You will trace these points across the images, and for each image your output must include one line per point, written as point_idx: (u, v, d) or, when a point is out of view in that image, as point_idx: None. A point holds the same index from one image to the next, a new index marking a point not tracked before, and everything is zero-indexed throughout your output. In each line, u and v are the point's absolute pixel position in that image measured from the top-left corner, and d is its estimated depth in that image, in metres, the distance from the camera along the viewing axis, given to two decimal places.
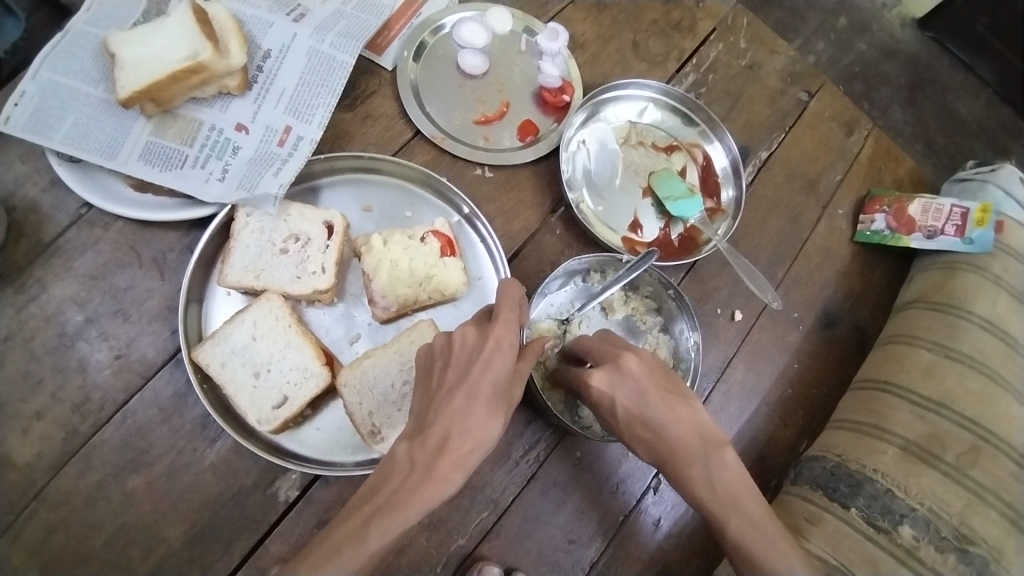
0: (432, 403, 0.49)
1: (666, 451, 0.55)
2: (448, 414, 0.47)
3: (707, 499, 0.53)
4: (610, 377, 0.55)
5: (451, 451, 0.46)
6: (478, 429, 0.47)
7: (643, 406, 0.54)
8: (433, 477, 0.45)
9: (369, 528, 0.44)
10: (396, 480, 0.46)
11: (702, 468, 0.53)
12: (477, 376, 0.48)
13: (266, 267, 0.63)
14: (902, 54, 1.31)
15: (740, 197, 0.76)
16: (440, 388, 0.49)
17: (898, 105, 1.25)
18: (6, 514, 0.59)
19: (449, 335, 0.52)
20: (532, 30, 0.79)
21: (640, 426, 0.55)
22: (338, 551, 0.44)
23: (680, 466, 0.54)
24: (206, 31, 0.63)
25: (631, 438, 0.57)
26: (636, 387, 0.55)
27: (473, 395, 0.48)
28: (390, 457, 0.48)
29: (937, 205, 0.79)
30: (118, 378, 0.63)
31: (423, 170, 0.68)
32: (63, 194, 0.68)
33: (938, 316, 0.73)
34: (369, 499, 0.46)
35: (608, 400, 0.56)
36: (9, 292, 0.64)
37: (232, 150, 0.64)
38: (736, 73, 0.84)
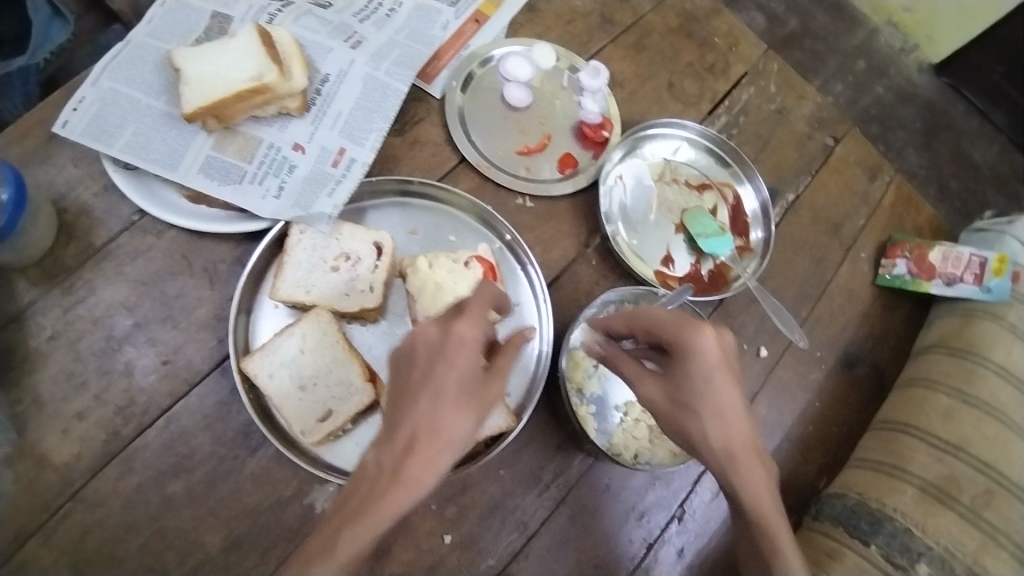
0: (400, 405, 0.49)
1: (741, 446, 0.56)
2: (414, 416, 0.48)
3: (762, 501, 0.56)
4: (721, 347, 0.55)
5: (421, 449, 0.47)
6: (447, 429, 0.48)
7: (727, 385, 0.55)
8: (403, 477, 0.47)
9: (340, 534, 0.47)
10: (367, 487, 0.48)
11: (762, 471, 0.57)
12: (439, 374, 0.49)
13: (317, 283, 0.65)
14: (920, 98, 1.41)
15: (768, 238, 0.79)
16: (406, 386, 0.50)
17: (911, 151, 1.31)
18: (41, 513, 0.60)
19: (411, 335, 0.52)
20: (574, 66, 0.82)
21: (722, 406, 0.55)
22: (317, 556, 0.47)
23: (742, 471, 0.56)
24: (272, 53, 0.66)
25: (707, 413, 0.55)
26: (732, 369, 0.56)
27: (436, 391, 0.49)
28: (362, 464, 0.50)
29: (956, 253, 0.82)
30: (163, 384, 0.65)
31: (469, 198, 0.71)
32: (117, 200, 0.69)
33: (955, 362, 0.76)
34: (345, 505, 0.48)
35: (702, 368, 0.54)
36: (59, 294, 0.66)
37: (288, 169, 0.67)
38: (766, 116, 0.87)
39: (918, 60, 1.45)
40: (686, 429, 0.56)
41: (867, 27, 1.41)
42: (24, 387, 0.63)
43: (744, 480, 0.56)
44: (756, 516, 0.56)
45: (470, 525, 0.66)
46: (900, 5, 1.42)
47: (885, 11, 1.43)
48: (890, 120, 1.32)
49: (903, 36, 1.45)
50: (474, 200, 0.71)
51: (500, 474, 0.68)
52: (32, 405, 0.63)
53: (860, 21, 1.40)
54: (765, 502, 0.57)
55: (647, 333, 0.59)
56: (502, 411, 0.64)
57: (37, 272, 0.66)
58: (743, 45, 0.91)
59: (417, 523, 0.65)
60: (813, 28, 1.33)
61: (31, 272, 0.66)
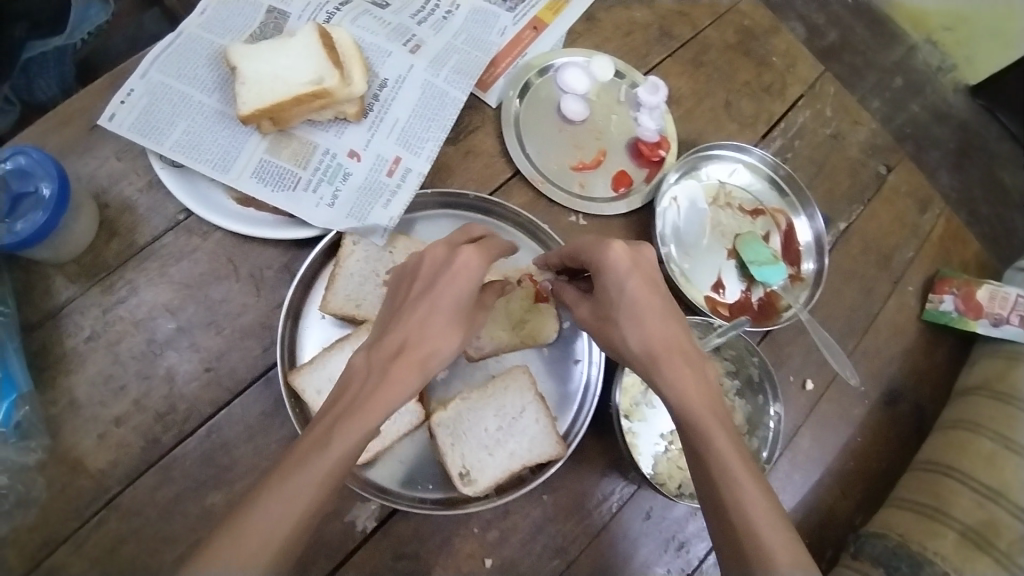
0: (397, 314, 0.51)
1: (663, 348, 0.52)
2: (409, 323, 0.50)
3: (694, 406, 0.50)
4: (631, 255, 0.54)
5: (408, 353, 0.49)
6: (434, 334, 0.50)
7: (648, 296, 0.53)
8: (389, 376, 0.47)
9: (332, 434, 0.44)
10: (357, 386, 0.48)
11: (693, 373, 0.51)
12: (442, 288, 0.51)
13: (367, 298, 0.64)
14: (953, 120, 1.13)
15: (821, 269, 0.78)
16: (407, 299, 0.52)
17: (945, 171, 1.07)
18: (74, 520, 0.59)
19: (420, 255, 0.55)
20: (632, 80, 0.80)
21: (643, 310, 0.53)
22: (304, 459, 0.43)
23: (675, 360, 0.52)
24: (332, 57, 0.66)
25: (625, 318, 0.53)
26: (649, 278, 0.55)
27: (435, 304, 0.51)
28: (348, 369, 0.49)
29: (1004, 293, 0.79)
30: (206, 392, 0.63)
31: (525, 216, 0.68)
32: (162, 198, 0.67)
33: (1000, 406, 0.73)
34: (329, 408, 0.47)
35: (619, 278, 0.54)
36: (98, 292, 0.64)
37: (343, 176, 0.67)
38: (821, 140, 0.86)
39: (953, 81, 1.18)
40: (619, 343, 0.55)
41: (906, 42, 1.14)
42: (61, 388, 0.61)
43: (670, 380, 0.51)
44: (697, 424, 0.49)
45: (511, 549, 0.65)
46: (939, 23, 1.17)
47: (923, 28, 1.17)
48: (928, 139, 1.08)
49: (941, 54, 1.18)
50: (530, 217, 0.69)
51: (542, 499, 0.67)
52: (68, 408, 0.61)
53: (900, 35, 1.14)
54: (708, 405, 0.50)
55: (574, 259, 0.60)
56: (553, 440, 0.64)
57: (75, 268, 0.64)
58: (801, 65, 0.88)
59: (459, 543, 0.65)
60: (856, 42, 1.09)
61: (70, 269, 0.64)
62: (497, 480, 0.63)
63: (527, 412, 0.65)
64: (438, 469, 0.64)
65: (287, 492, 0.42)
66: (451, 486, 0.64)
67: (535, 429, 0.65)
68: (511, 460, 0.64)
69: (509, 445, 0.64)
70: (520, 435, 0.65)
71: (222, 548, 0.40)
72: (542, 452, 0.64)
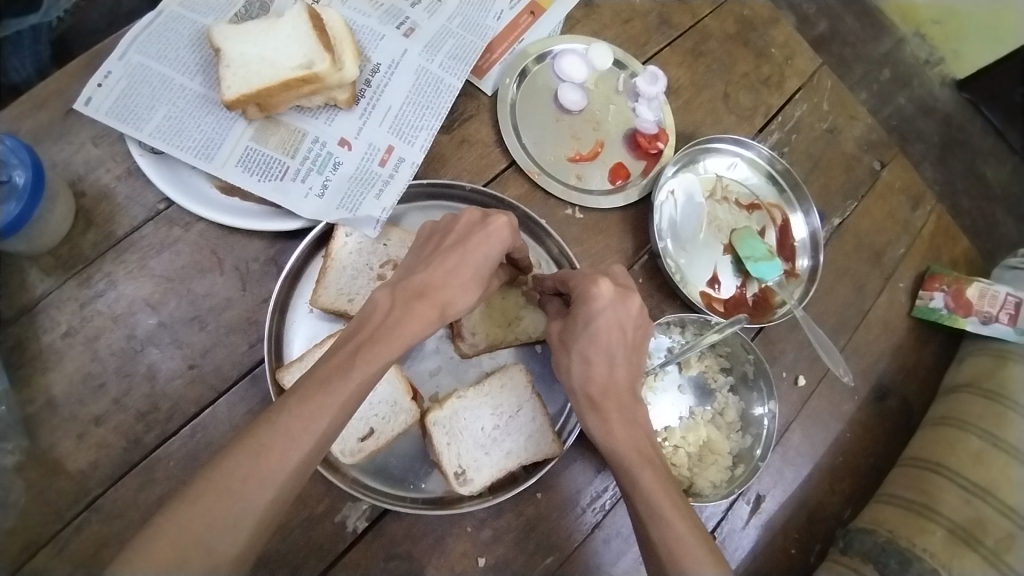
0: (428, 260, 0.53)
1: (607, 396, 0.55)
2: (437, 269, 0.52)
3: (623, 449, 0.54)
4: (615, 295, 0.55)
5: (432, 296, 0.51)
6: (459, 284, 0.52)
7: (612, 334, 0.55)
8: (413, 315, 0.50)
9: (354, 363, 0.47)
10: (376, 319, 0.50)
11: (623, 421, 0.55)
12: (474, 243, 0.54)
13: (360, 292, 0.62)
14: (939, 113, 1.11)
15: (816, 265, 0.77)
16: (438, 249, 0.54)
17: (929, 164, 1.05)
18: (53, 522, 0.56)
19: (456, 215, 0.57)
20: (631, 70, 0.78)
21: (596, 349, 0.55)
22: (328, 379, 0.46)
23: (612, 408, 0.55)
24: (323, 40, 0.63)
25: (578, 351, 0.56)
26: (623, 320, 0.55)
27: (465, 259, 0.53)
28: (369, 301, 0.51)
29: (994, 291, 0.80)
30: (190, 389, 0.61)
31: (523, 210, 0.67)
32: (141, 186, 0.64)
33: (987, 404, 0.75)
34: (347, 341, 0.49)
35: (590, 311, 0.55)
36: (74, 286, 0.61)
37: (333, 165, 0.65)
38: (817, 135, 0.85)
39: (941, 74, 1.16)
40: (563, 374, 0.57)
41: (895, 35, 1.13)
42: (38, 387, 0.59)
43: (608, 426, 0.55)
44: (626, 463, 0.53)
45: (505, 548, 0.64)
46: (928, 16, 1.14)
47: (912, 19, 1.15)
48: (913, 133, 1.06)
49: (930, 47, 1.17)
50: (525, 211, 0.68)
51: (536, 497, 0.66)
52: (45, 407, 0.58)
53: (888, 28, 1.12)
54: (637, 450, 0.54)
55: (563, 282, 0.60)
56: (549, 438, 0.64)
57: (50, 260, 0.61)
58: (800, 57, 0.87)
59: (453, 543, 0.63)
60: (845, 33, 1.07)
61: (44, 261, 0.61)
62: (493, 479, 0.62)
63: (523, 410, 0.65)
64: (431, 468, 0.63)
65: (310, 409, 0.44)
66: (445, 486, 0.62)
67: (531, 427, 0.64)
68: (507, 459, 0.63)
69: (506, 443, 0.64)
70: (516, 433, 0.64)
71: (241, 461, 0.42)
72: (539, 450, 0.63)
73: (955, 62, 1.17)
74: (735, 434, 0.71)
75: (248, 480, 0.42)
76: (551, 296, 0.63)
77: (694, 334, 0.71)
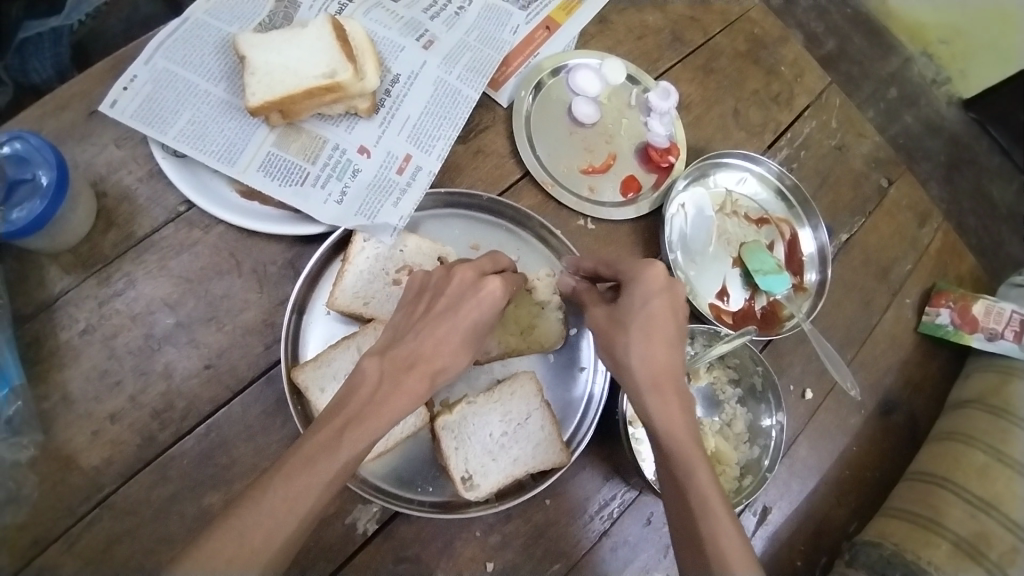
0: (416, 325, 0.53)
1: (666, 376, 0.54)
2: (425, 336, 0.52)
3: (681, 437, 0.52)
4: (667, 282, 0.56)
5: (421, 367, 0.51)
6: (449, 351, 0.52)
7: (665, 321, 0.55)
8: (403, 390, 0.49)
9: (343, 438, 0.46)
10: (364, 393, 0.48)
11: (682, 409, 0.53)
12: (466, 310, 0.53)
13: (376, 296, 0.63)
14: (946, 132, 1.12)
15: (824, 280, 0.78)
16: (427, 313, 0.53)
17: (936, 182, 1.06)
18: (65, 518, 0.57)
19: (447, 270, 0.56)
20: (644, 85, 0.79)
21: (656, 331, 0.55)
22: (312, 462, 0.45)
23: (670, 390, 0.54)
24: (346, 50, 0.65)
25: (638, 331, 0.55)
26: (676, 306, 0.56)
27: (456, 326, 0.52)
28: (357, 370, 0.50)
29: (999, 309, 0.81)
30: (205, 389, 0.62)
31: (538, 219, 0.68)
32: (162, 188, 0.65)
33: (993, 419, 0.75)
34: (335, 415, 0.48)
35: (647, 294, 0.55)
36: (93, 284, 0.62)
37: (352, 172, 0.66)
38: (826, 152, 0.87)
39: (948, 94, 1.18)
40: (619, 355, 0.55)
41: (902, 54, 1.14)
42: (53, 383, 0.59)
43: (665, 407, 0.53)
44: (683, 451, 0.51)
45: (513, 554, 0.64)
46: (935, 35, 1.17)
47: (920, 40, 1.18)
48: (920, 151, 1.07)
49: (937, 67, 1.18)
50: (540, 220, 0.68)
51: (544, 504, 0.66)
52: (60, 403, 0.59)
53: (895, 47, 1.14)
54: (692, 437, 0.52)
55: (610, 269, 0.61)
56: (557, 447, 0.64)
57: (70, 258, 0.62)
58: (808, 76, 0.89)
59: (461, 547, 0.64)
60: (852, 52, 1.08)
61: (65, 259, 0.62)
62: (500, 485, 0.62)
63: (532, 417, 0.65)
64: (439, 472, 0.63)
65: (295, 489, 0.44)
66: (452, 490, 0.63)
67: (540, 436, 0.64)
68: (514, 466, 0.63)
69: (514, 450, 0.64)
70: (525, 441, 0.64)
71: (225, 542, 0.42)
72: (546, 458, 0.64)
73: (961, 82, 1.19)
74: (743, 444, 0.71)
75: (232, 564, 0.41)
76: (588, 286, 0.63)
77: (703, 345, 0.72)
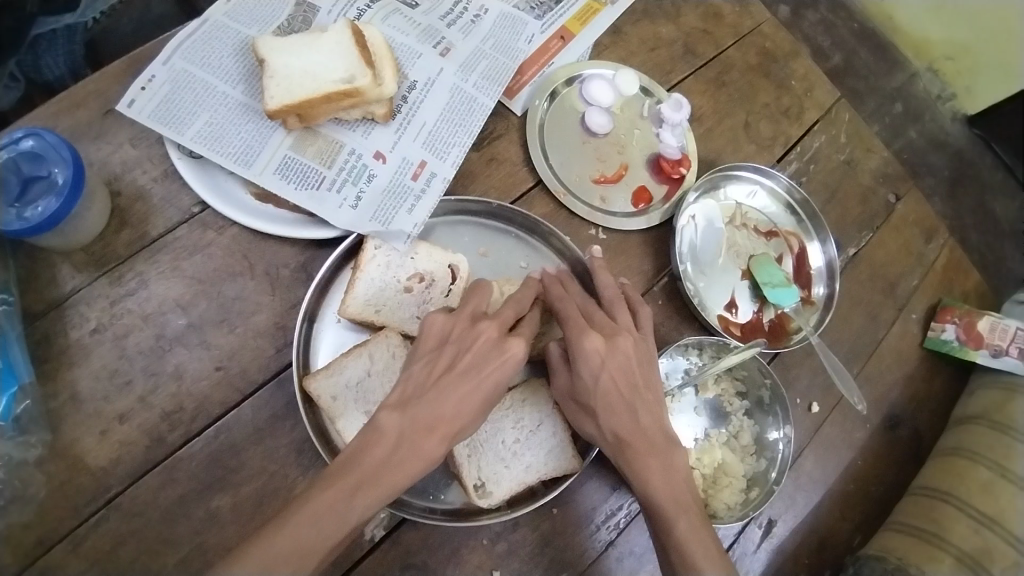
0: (438, 384, 0.52)
1: (635, 434, 0.56)
2: (447, 397, 0.51)
3: (659, 498, 0.55)
4: (606, 348, 0.57)
5: (441, 429, 0.50)
6: (470, 412, 0.52)
7: (618, 387, 0.57)
8: (419, 454, 0.49)
9: (355, 499, 0.46)
10: (381, 451, 0.48)
11: (658, 463, 0.56)
12: (488, 372, 0.53)
13: (387, 303, 0.64)
14: (950, 148, 1.13)
15: (832, 293, 0.79)
16: (448, 371, 0.53)
17: (940, 198, 1.07)
18: (71, 519, 0.56)
19: (471, 325, 0.56)
20: (657, 97, 0.80)
21: (614, 399, 0.57)
22: (322, 520, 0.45)
23: (642, 451, 0.56)
24: (365, 56, 0.65)
25: (599, 407, 0.57)
26: (624, 367, 0.58)
27: (478, 389, 0.52)
28: (375, 425, 0.49)
29: (1004, 325, 0.82)
30: (215, 391, 0.62)
31: (547, 227, 0.68)
32: (176, 189, 0.65)
33: (996, 436, 0.76)
34: (348, 470, 0.47)
35: (591, 367, 0.57)
36: (105, 283, 0.62)
37: (368, 177, 0.66)
38: (834, 166, 0.87)
39: (952, 110, 1.19)
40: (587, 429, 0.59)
41: (908, 70, 1.15)
42: (63, 381, 0.59)
43: (643, 464, 0.55)
44: (667, 511, 0.54)
45: (520, 562, 0.64)
46: (941, 52, 1.18)
47: (926, 56, 1.19)
48: (925, 166, 1.08)
49: (942, 83, 1.20)
50: (549, 226, 0.69)
51: (552, 513, 0.66)
52: (69, 402, 0.59)
53: (902, 62, 1.14)
54: (673, 496, 0.55)
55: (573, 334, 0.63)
56: (569, 454, 0.64)
57: (83, 257, 0.62)
58: (818, 90, 0.90)
59: (468, 555, 0.63)
60: (859, 67, 1.09)
61: (77, 257, 0.62)
62: (512, 493, 0.62)
63: (544, 425, 0.66)
64: (450, 480, 0.63)
65: (302, 549, 0.44)
66: (464, 498, 0.63)
67: (552, 443, 0.65)
68: (527, 473, 0.63)
69: (526, 457, 0.64)
70: (537, 448, 0.65)
71: None
72: (557, 466, 0.64)
73: (965, 98, 1.20)
74: (750, 457, 0.71)
75: None
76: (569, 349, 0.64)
77: (711, 356, 0.72)
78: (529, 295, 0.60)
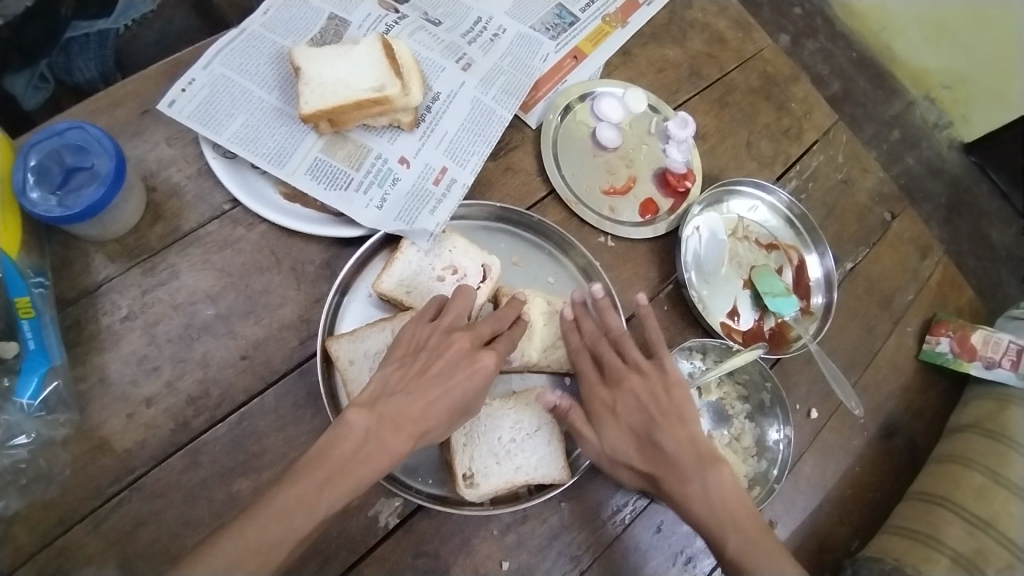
0: (410, 386, 0.56)
1: (661, 464, 0.61)
2: (417, 398, 0.55)
3: (696, 512, 0.59)
4: (613, 392, 0.64)
5: (408, 426, 0.54)
6: (436, 416, 0.55)
7: (640, 416, 0.62)
8: (384, 449, 0.52)
9: (323, 492, 0.49)
10: (349, 446, 0.52)
11: (696, 484, 0.60)
12: (456, 381, 0.57)
13: (418, 287, 0.67)
14: (948, 175, 1.17)
15: (830, 302, 0.82)
16: (421, 374, 0.56)
17: (938, 222, 1.10)
18: (93, 499, 0.59)
19: (445, 333, 0.59)
20: (664, 115, 0.85)
21: (638, 429, 0.62)
22: (291, 514, 0.48)
23: (678, 479, 0.60)
24: (394, 67, 0.70)
25: (623, 437, 0.62)
26: (640, 398, 0.63)
27: (446, 393, 0.56)
28: (344, 422, 0.52)
29: (997, 338, 0.84)
30: (240, 378, 0.64)
31: (581, 250, 0.72)
32: (208, 187, 0.69)
33: (989, 443, 0.78)
34: (317, 465, 0.50)
35: (603, 409, 0.63)
36: (137, 273, 0.65)
37: (393, 181, 0.70)
38: (832, 185, 0.92)
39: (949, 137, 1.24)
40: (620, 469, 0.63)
41: (907, 98, 1.20)
42: (92, 365, 0.62)
43: (684, 489, 0.60)
44: (710, 525, 0.58)
45: (528, 554, 0.66)
46: (938, 81, 1.23)
47: (923, 85, 1.24)
48: (923, 192, 1.11)
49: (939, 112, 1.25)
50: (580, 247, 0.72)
51: (560, 506, 0.68)
52: (97, 385, 0.62)
53: (899, 92, 1.19)
54: (713, 511, 0.59)
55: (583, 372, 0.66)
56: (559, 464, 0.66)
57: (116, 247, 0.65)
58: (817, 113, 0.94)
59: (479, 544, 0.65)
60: (857, 95, 1.14)
61: (111, 247, 0.65)
62: (497, 489, 0.64)
63: (542, 430, 0.67)
64: (445, 467, 0.65)
65: (267, 545, 0.47)
66: (452, 488, 0.65)
67: (546, 449, 0.67)
68: (515, 473, 0.65)
69: (518, 458, 0.66)
70: (530, 451, 0.66)
71: (229, 550, 0.46)
72: (546, 473, 0.65)
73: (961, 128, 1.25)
74: (751, 458, 0.74)
75: None
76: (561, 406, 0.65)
77: (714, 360, 0.75)
78: (510, 313, 0.63)
